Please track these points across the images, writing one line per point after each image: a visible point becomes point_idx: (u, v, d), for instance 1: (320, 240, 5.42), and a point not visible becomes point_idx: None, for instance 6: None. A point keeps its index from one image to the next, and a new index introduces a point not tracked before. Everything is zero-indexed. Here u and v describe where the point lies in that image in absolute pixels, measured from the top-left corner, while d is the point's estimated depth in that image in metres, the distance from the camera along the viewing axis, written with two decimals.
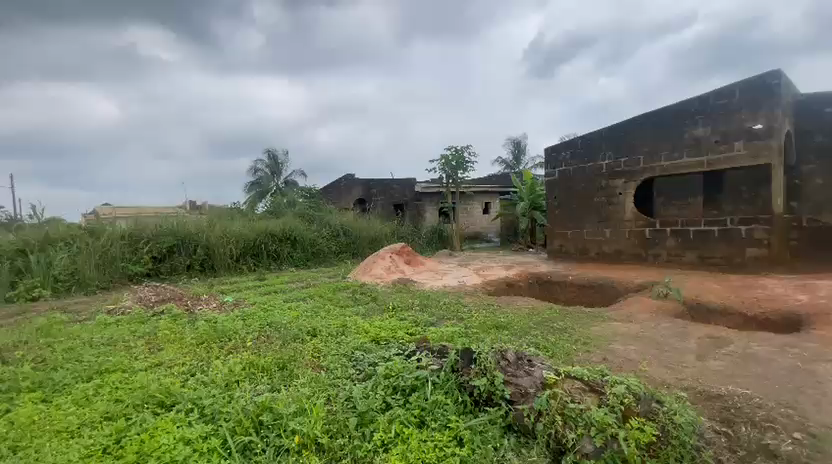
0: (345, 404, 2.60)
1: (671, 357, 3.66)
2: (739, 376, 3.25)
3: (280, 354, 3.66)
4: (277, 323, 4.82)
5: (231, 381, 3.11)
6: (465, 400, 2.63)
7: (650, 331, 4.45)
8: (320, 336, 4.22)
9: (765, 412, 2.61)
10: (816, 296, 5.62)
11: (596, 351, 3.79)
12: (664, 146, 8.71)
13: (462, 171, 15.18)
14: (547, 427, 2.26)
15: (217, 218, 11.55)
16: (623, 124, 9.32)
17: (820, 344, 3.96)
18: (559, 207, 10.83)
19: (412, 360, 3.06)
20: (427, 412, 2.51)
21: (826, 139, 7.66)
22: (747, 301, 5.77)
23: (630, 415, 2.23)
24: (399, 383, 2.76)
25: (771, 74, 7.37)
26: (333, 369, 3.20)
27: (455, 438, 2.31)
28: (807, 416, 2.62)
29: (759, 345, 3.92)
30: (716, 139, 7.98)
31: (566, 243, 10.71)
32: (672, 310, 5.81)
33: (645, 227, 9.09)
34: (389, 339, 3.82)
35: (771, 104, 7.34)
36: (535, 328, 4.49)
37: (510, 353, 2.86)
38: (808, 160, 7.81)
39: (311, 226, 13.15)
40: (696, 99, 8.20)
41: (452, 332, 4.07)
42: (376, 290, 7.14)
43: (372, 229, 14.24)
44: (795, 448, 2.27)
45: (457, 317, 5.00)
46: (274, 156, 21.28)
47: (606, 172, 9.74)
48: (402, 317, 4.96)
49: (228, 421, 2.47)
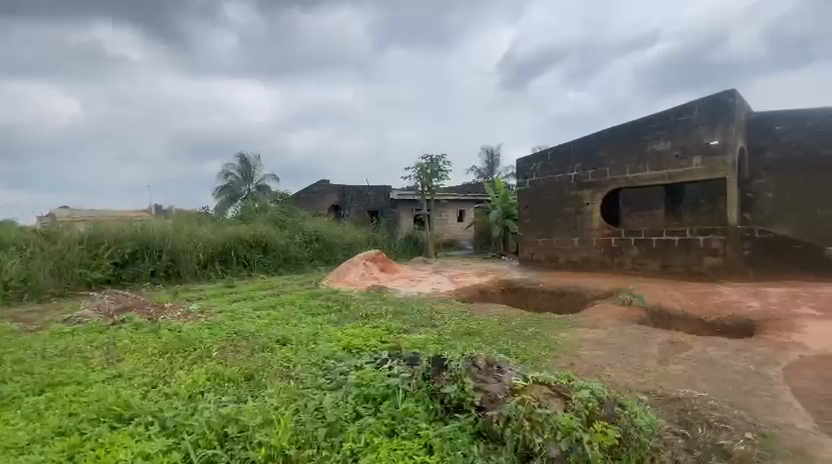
0: (314, 414, 2.56)
1: (634, 362, 3.80)
2: (697, 379, 3.41)
3: (248, 364, 3.56)
4: (244, 332, 4.70)
5: (195, 392, 3.00)
6: (436, 407, 2.62)
7: (615, 336, 4.62)
8: (291, 344, 4.15)
9: (721, 413, 2.75)
10: (767, 303, 5.98)
11: (564, 357, 3.90)
12: (629, 160, 9.09)
13: (438, 179, 15.33)
14: (516, 432, 2.29)
15: (184, 223, 11.19)
16: (591, 138, 9.68)
17: (770, 348, 4.22)
18: (531, 216, 11.08)
19: (384, 369, 3.06)
20: (397, 420, 2.49)
21: (776, 156, 8.22)
22: (704, 307, 6.08)
23: (594, 419, 2.34)
24: (371, 392, 2.75)
25: (726, 93, 7.85)
26: (303, 378, 3.15)
27: (426, 445, 2.29)
28: (758, 417, 2.78)
29: (716, 350, 4.13)
30: (676, 154, 8.41)
31: (537, 251, 10.95)
32: (637, 316, 6.05)
33: (611, 237, 9.43)
34: (361, 347, 3.80)
35: (726, 121, 7.81)
36: (506, 335, 4.57)
37: (480, 360, 2.94)
38: (760, 175, 8.35)
39: (284, 232, 12.92)
40: (658, 116, 8.63)
41: (424, 338, 4.10)
42: (350, 298, 7.08)
43: (346, 235, 14.13)
44: (747, 447, 2.40)
45: (431, 323, 5.03)
46: (245, 159, 20.78)
47: (574, 184, 10.06)
48: (375, 325, 4.92)
49: (191, 434, 2.38)
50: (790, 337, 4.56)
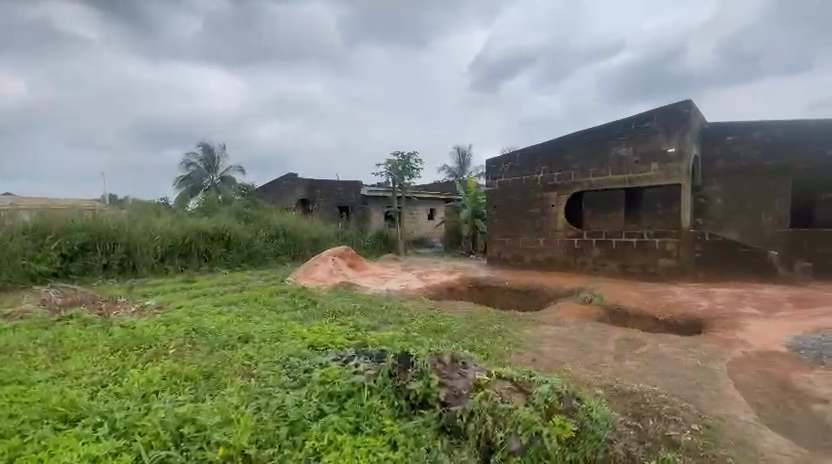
0: (276, 412, 2.51)
1: (592, 358, 3.95)
2: (650, 374, 3.60)
3: (208, 362, 3.43)
4: (204, 329, 4.53)
5: (149, 391, 2.87)
6: (401, 404, 2.62)
7: (576, 333, 4.81)
8: (253, 342, 4.03)
9: (670, 406, 2.92)
10: (714, 302, 6.39)
11: (526, 353, 4.01)
12: (593, 164, 9.43)
13: (409, 177, 15.32)
14: (479, 427, 2.34)
15: (140, 214, 10.65)
16: (557, 141, 9.97)
17: (716, 345, 4.52)
18: (499, 216, 11.29)
19: (350, 366, 3.03)
20: (362, 417, 2.48)
21: (726, 165, 8.76)
22: (658, 306, 6.41)
23: (553, 413, 2.42)
24: (335, 390, 2.72)
25: (683, 103, 8.26)
26: (265, 377, 3.07)
27: (390, 442, 2.29)
28: (703, 409, 2.96)
29: (668, 347, 4.37)
30: (637, 159, 8.79)
31: (504, 250, 11.18)
32: (596, 314, 6.31)
33: (574, 238, 9.77)
34: (327, 344, 3.74)
35: (683, 130, 8.24)
36: (472, 331, 4.65)
37: (445, 356, 2.97)
38: (711, 182, 8.88)
39: (249, 226, 12.56)
40: (621, 122, 9.00)
41: (391, 335, 4.10)
42: (317, 294, 6.98)
43: (314, 230, 13.91)
44: (692, 437, 2.56)
45: (398, 321, 5.03)
46: (208, 149, 20.02)
47: (541, 185, 10.34)
48: (342, 322, 4.88)
49: (143, 435, 2.27)
50: (734, 334, 4.89)
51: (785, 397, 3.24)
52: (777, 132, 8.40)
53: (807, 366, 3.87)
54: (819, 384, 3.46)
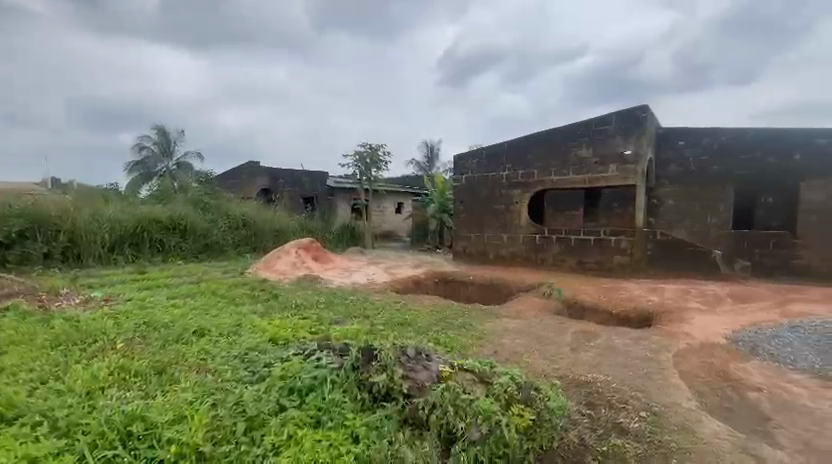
0: (233, 408, 2.44)
1: (550, 350, 4.11)
2: (603, 364, 3.78)
3: (160, 357, 3.27)
4: (156, 322, 4.31)
5: (94, 388, 2.70)
6: (363, 397, 2.61)
7: (536, 326, 4.97)
8: (209, 336, 3.88)
9: (621, 394, 3.08)
10: (663, 297, 6.78)
11: (488, 345, 4.11)
12: (556, 163, 9.72)
13: (376, 169, 15.21)
14: (440, 418, 2.37)
15: (87, 199, 9.95)
16: (522, 139, 10.20)
17: (664, 337, 4.81)
18: (465, 212, 11.44)
19: (312, 360, 2.99)
20: (323, 411, 2.45)
21: (677, 168, 9.30)
22: (613, 300, 6.74)
23: (512, 403, 2.50)
24: (296, 384, 2.67)
25: (640, 108, 8.67)
26: (222, 372, 2.97)
27: (351, 434, 2.28)
28: (651, 397, 3.15)
29: (621, 339, 4.60)
30: (596, 160, 9.14)
31: (470, 245, 11.35)
32: (555, 308, 6.55)
33: (536, 234, 10.07)
34: (288, 338, 3.66)
35: (639, 133, 8.64)
36: (436, 325, 4.70)
37: (410, 349, 2.99)
38: (664, 184, 9.39)
39: (207, 215, 12.05)
40: (582, 124, 9.32)
41: (356, 329, 4.07)
42: (279, 287, 6.81)
43: (277, 221, 13.54)
44: (640, 424, 2.71)
45: (362, 314, 5.00)
46: (163, 133, 18.99)
47: (506, 182, 10.56)
48: (304, 315, 4.80)
49: (87, 434, 2.14)
50: (680, 327, 5.23)
51: (723, 385, 3.50)
52: (723, 139, 9.00)
53: (743, 356, 4.20)
54: (754, 373, 3.76)
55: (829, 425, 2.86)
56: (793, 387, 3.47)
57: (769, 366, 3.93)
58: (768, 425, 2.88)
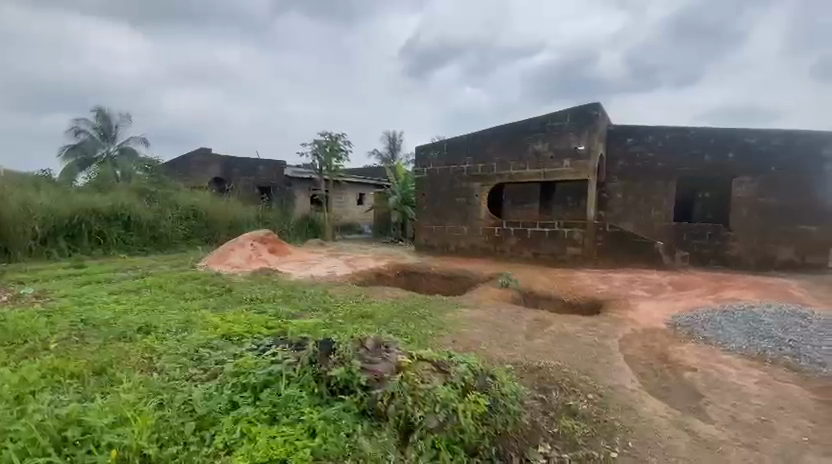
0: (181, 408, 2.34)
1: (506, 338, 4.25)
2: (555, 350, 3.97)
3: (100, 357, 3.06)
4: (95, 320, 4.02)
5: (23, 391, 2.48)
6: (321, 391, 2.58)
7: (493, 315, 5.12)
8: (156, 333, 3.67)
9: (570, 378, 3.26)
10: (611, 286, 7.19)
11: (448, 335, 4.19)
12: (513, 157, 9.96)
13: (337, 159, 14.93)
14: (399, 408, 2.40)
15: (13, 187, 9.06)
16: (482, 133, 10.37)
17: (611, 323, 5.10)
18: (426, 204, 11.51)
19: (267, 355, 2.92)
20: (279, 407, 2.40)
21: (625, 164, 9.83)
22: (566, 289, 7.06)
23: (469, 390, 2.55)
24: (250, 380, 2.59)
25: (592, 105, 9.04)
26: (169, 370, 2.83)
27: (308, 430, 2.25)
28: (597, 380, 3.35)
29: (572, 326, 4.83)
30: (551, 155, 9.45)
31: (431, 237, 11.46)
32: (512, 298, 6.77)
33: (495, 226, 10.32)
34: (242, 334, 3.54)
35: (591, 130, 9.02)
36: (397, 316, 4.72)
37: (369, 341, 2.99)
38: (613, 179, 9.91)
39: (153, 205, 11.35)
40: (538, 119, 9.60)
41: (314, 323, 4.00)
42: (233, 281, 6.56)
43: (231, 212, 12.97)
44: (587, 406, 2.88)
45: (321, 307, 4.93)
46: (104, 115, 17.59)
47: (466, 175, 10.71)
48: (260, 310, 4.66)
49: (16, 441, 1.98)
50: (626, 314, 5.56)
51: (662, 366, 3.78)
52: (666, 137, 9.60)
53: (679, 340, 4.55)
54: (689, 355, 4.08)
55: (751, 399, 3.17)
56: (722, 367, 3.80)
57: (703, 348, 4.29)
58: (701, 402, 3.15)
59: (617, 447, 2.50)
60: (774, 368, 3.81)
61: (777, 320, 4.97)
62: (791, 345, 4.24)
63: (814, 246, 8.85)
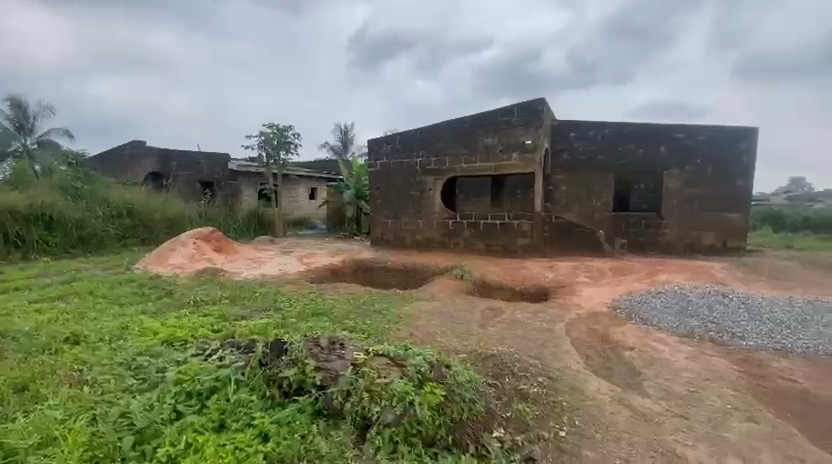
0: (118, 423, 2.18)
1: (462, 328, 4.34)
2: (508, 337, 4.12)
3: (19, 372, 2.76)
4: (14, 332, 3.62)
5: None
6: (273, 394, 2.51)
7: (448, 306, 5.22)
8: (87, 343, 3.37)
9: (522, 363, 3.39)
10: (558, 274, 7.57)
11: (405, 328, 4.22)
12: (465, 151, 10.14)
13: (285, 152, 14.43)
14: (355, 404, 2.40)
15: None
16: (434, 127, 10.45)
17: (559, 309, 5.39)
18: (380, 198, 11.43)
19: (213, 359, 2.77)
20: (228, 414, 2.30)
21: (569, 158, 10.35)
22: (516, 278, 7.33)
23: (426, 381, 2.58)
24: (195, 387, 2.46)
25: (537, 101, 9.37)
26: (104, 382, 2.62)
27: (260, 434, 2.18)
28: (547, 363, 3.52)
29: (523, 313, 5.03)
30: (501, 149, 9.72)
31: (386, 231, 11.42)
32: (466, 288, 6.93)
33: (448, 219, 10.48)
34: (186, 338, 3.34)
35: (537, 125, 9.36)
36: (352, 312, 4.68)
37: (323, 339, 2.94)
38: (558, 172, 10.41)
39: (79, 203, 10.38)
40: (488, 114, 9.82)
41: (265, 323, 3.85)
42: (174, 283, 6.16)
43: (171, 209, 12.14)
44: (538, 388, 3.02)
45: (272, 307, 4.77)
46: (18, 104, 15.76)
47: (419, 169, 10.76)
48: (206, 312, 4.42)
49: None
50: (572, 299, 5.90)
51: (605, 347, 4.04)
52: (605, 132, 10.20)
53: (619, 321, 4.89)
54: (629, 335, 4.40)
55: (683, 373, 3.48)
56: (656, 345, 4.13)
57: (640, 328, 4.64)
58: (639, 378, 3.41)
59: (565, 426, 2.65)
60: (701, 343, 4.20)
61: (703, 300, 5.49)
62: (715, 321, 4.70)
63: (733, 232, 9.83)
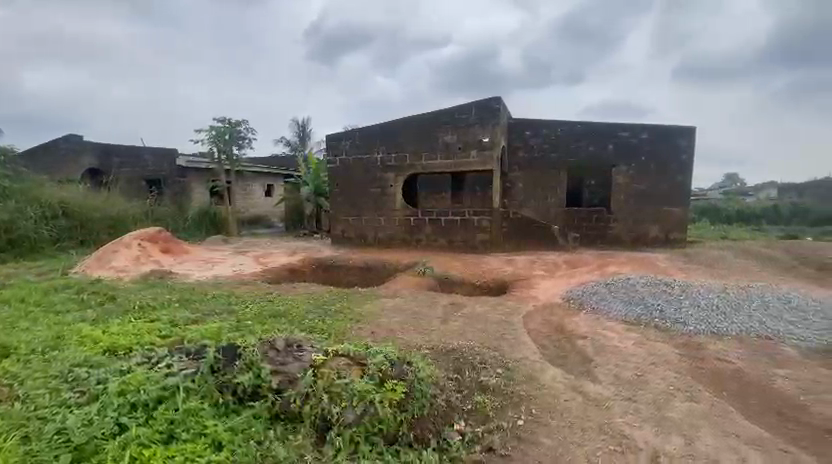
0: (52, 441, 1.99)
1: (423, 323, 4.37)
2: (468, 331, 4.20)
3: None
4: None
5: None
6: (226, 401, 2.41)
7: (410, 303, 5.22)
8: (15, 356, 3.06)
9: (482, 356, 3.46)
10: (516, 268, 7.79)
11: (366, 326, 4.18)
12: (424, 148, 10.18)
13: (238, 147, 13.86)
14: (313, 407, 2.35)
15: None
16: (393, 123, 10.40)
17: (517, 301, 5.55)
18: (340, 195, 11.24)
19: (161, 367, 2.61)
20: (177, 424, 2.17)
21: (525, 155, 10.69)
22: (476, 273, 7.48)
23: (387, 378, 2.56)
24: (140, 398, 2.30)
25: (494, 99, 9.57)
26: (36, 398, 2.39)
27: (213, 443, 2.08)
28: (506, 355, 3.62)
29: (482, 307, 5.15)
30: (460, 146, 9.85)
31: (347, 229, 11.26)
32: (428, 284, 6.97)
33: (410, 216, 10.49)
34: (130, 346, 3.12)
35: (494, 123, 9.57)
36: (312, 312, 4.57)
37: (279, 342, 2.85)
38: (515, 169, 10.72)
39: (6, 203, 9.46)
40: (446, 112, 9.91)
41: (218, 327, 3.69)
42: (118, 287, 5.75)
43: (113, 208, 11.29)
44: (496, 380, 3.09)
45: (227, 310, 4.56)
46: None
47: (380, 166, 10.69)
48: (154, 318, 4.15)
49: None
50: (530, 292, 6.09)
51: (560, 337, 4.22)
52: (558, 131, 10.61)
53: (573, 312, 5.12)
54: (582, 325, 4.60)
55: (630, 358, 3.69)
56: (606, 333, 4.36)
57: (592, 317, 4.88)
58: (591, 365, 3.58)
59: (523, 415, 2.74)
60: (646, 329, 4.49)
61: (647, 289, 5.85)
62: (659, 309, 5.02)
63: (674, 225, 10.55)
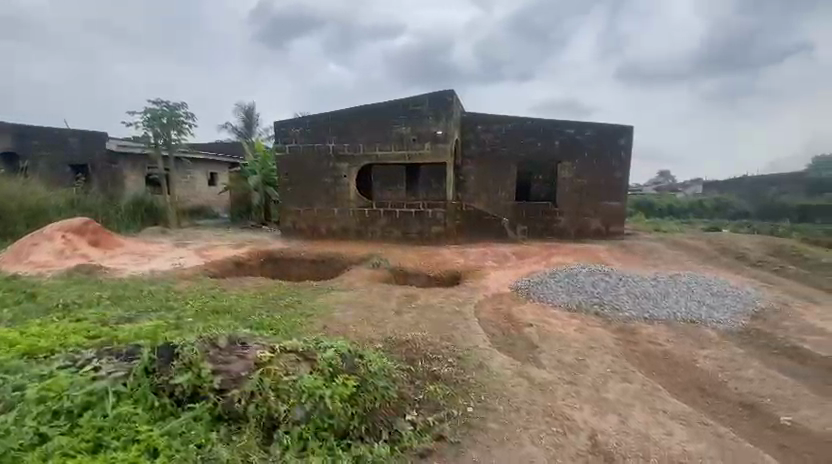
0: None
1: (376, 316, 4.35)
2: (421, 322, 4.24)
3: None
4: None
5: None
6: (162, 404, 2.27)
7: (363, 295, 5.18)
8: None
9: (434, 346, 3.52)
10: (468, 259, 7.97)
11: (318, 320, 4.09)
12: (378, 138, 10.07)
13: (177, 132, 12.94)
14: (259, 405, 2.27)
15: None
16: (346, 112, 10.18)
17: (469, 292, 5.69)
18: (290, 186, 10.87)
19: (87, 371, 2.40)
20: (105, 431, 2.01)
21: (477, 149, 10.91)
22: (430, 264, 7.57)
23: (337, 374, 2.53)
24: (64, 405, 2.10)
25: (447, 91, 9.65)
26: None
27: (147, 450, 1.95)
28: (457, 344, 3.70)
29: (435, 298, 5.22)
30: (414, 138, 9.84)
31: (298, 220, 10.91)
32: (382, 277, 6.95)
33: (364, 208, 10.38)
34: (51, 348, 2.83)
35: (447, 115, 9.66)
36: (260, 307, 4.40)
37: (222, 339, 2.71)
38: (468, 163, 10.91)
39: None
40: (400, 102, 9.84)
41: (154, 325, 3.45)
42: (39, 284, 5.22)
43: (32, 196, 10.14)
44: (448, 369, 3.16)
45: (165, 307, 4.26)
46: None
47: (333, 155, 10.44)
48: (80, 317, 3.78)
49: None
50: (481, 283, 6.26)
51: (509, 325, 4.38)
52: (509, 126, 10.92)
53: (522, 301, 5.33)
54: (529, 313, 4.81)
55: (572, 344, 3.91)
56: (551, 320, 4.59)
57: (538, 306, 5.12)
58: (536, 351, 3.75)
59: (472, 402, 2.82)
60: (587, 316, 4.77)
61: (589, 278, 6.23)
62: (598, 297, 5.36)
63: (613, 218, 11.28)
